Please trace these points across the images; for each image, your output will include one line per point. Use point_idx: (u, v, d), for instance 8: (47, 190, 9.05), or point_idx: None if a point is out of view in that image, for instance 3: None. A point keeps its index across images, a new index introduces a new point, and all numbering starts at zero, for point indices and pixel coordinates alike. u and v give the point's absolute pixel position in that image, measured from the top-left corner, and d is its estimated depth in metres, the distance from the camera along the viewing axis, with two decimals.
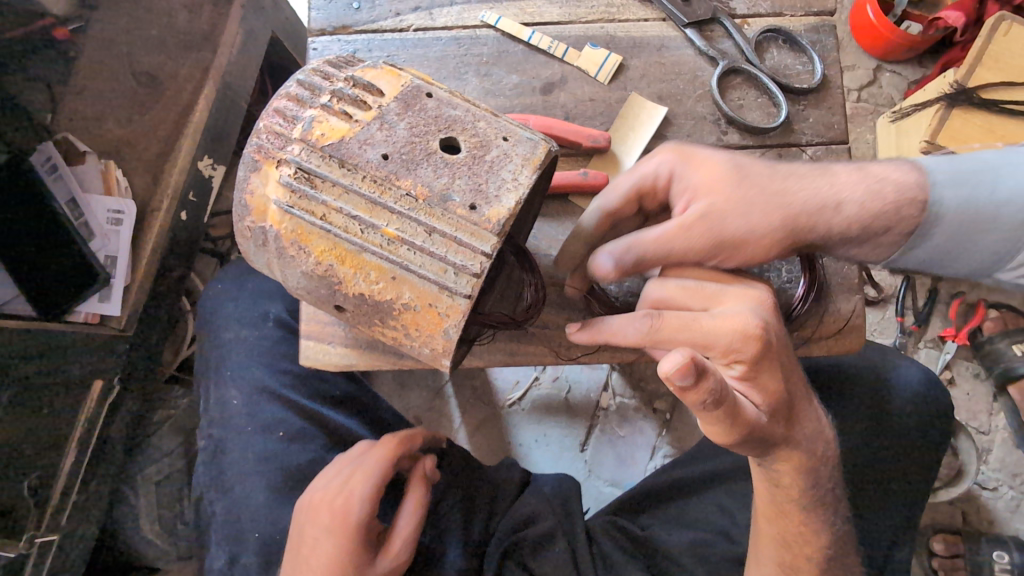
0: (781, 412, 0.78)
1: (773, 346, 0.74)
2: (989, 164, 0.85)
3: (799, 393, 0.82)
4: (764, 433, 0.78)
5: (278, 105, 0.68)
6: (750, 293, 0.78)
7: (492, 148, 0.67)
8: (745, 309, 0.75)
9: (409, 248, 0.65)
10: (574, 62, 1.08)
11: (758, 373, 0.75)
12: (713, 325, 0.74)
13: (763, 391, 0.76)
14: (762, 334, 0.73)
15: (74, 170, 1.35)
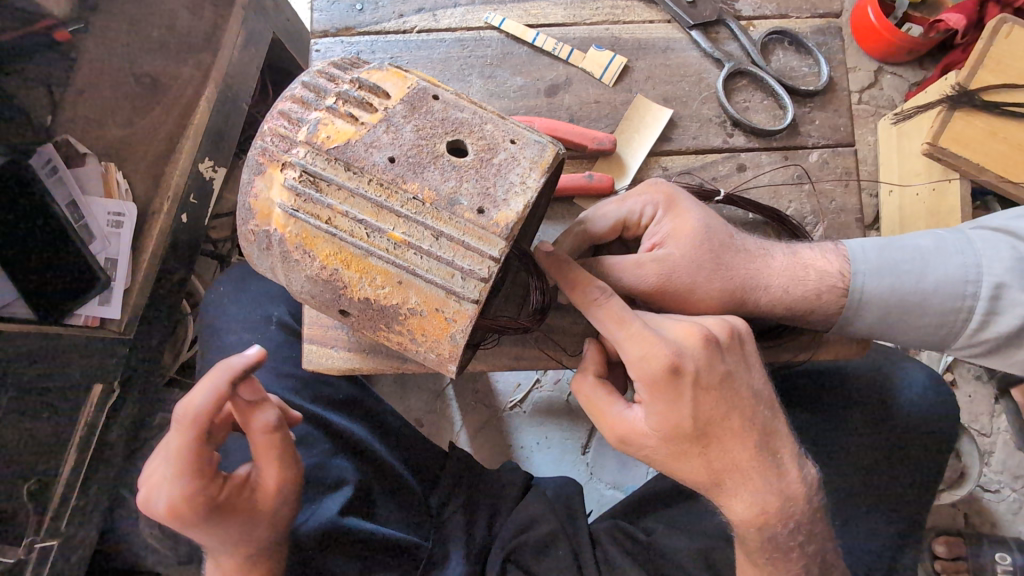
0: (688, 450, 0.79)
1: (679, 381, 0.74)
2: (917, 255, 0.93)
3: (731, 441, 0.78)
4: (662, 449, 0.80)
5: (282, 107, 0.67)
6: (686, 325, 0.76)
7: (499, 151, 0.66)
8: (672, 339, 0.75)
9: (416, 252, 0.64)
10: (578, 64, 1.08)
11: (655, 401, 0.76)
12: (628, 338, 0.75)
13: (658, 421, 0.77)
14: (671, 367, 0.74)
15: (74, 172, 1.34)
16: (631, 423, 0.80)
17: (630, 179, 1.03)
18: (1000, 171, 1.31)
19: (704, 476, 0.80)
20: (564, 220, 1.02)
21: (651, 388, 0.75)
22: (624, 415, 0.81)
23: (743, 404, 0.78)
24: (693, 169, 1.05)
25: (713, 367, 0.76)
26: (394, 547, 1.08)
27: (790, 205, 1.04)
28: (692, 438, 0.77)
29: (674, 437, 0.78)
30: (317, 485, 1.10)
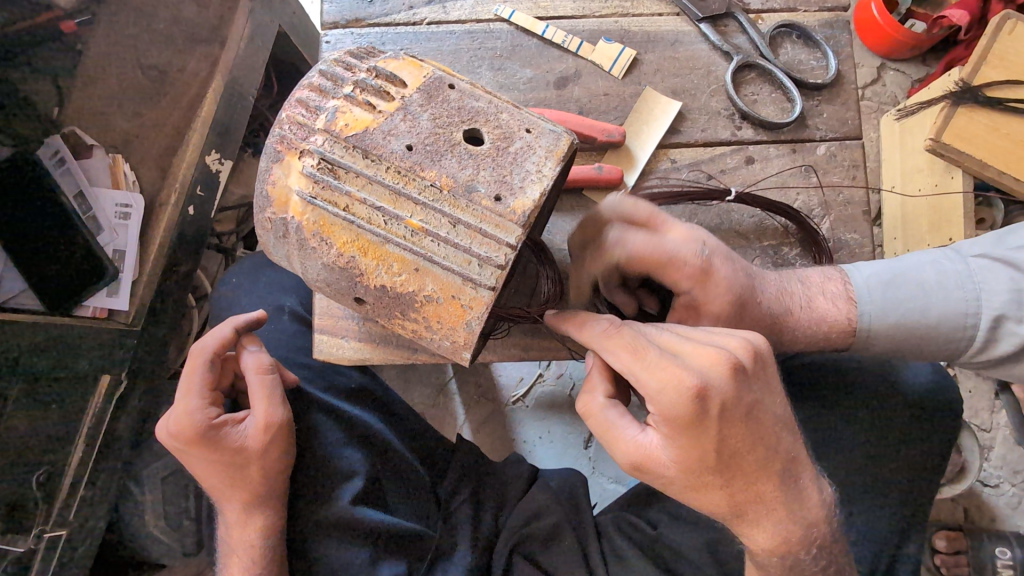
0: (711, 483, 0.75)
1: (706, 415, 0.70)
2: (921, 288, 0.95)
3: (754, 474, 0.75)
4: (686, 485, 0.76)
5: (300, 95, 0.68)
6: (708, 351, 0.73)
7: (515, 140, 0.67)
8: (692, 365, 0.71)
9: (433, 239, 0.64)
10: (588, 57, 1.08)
11: (679, 433, 0.72)
12: (647, 368, 0.72)
13: (683, 455, 0.73)
14: (695, 397, 0.70)
15: (81, 164, 1.35)
16: (649, 451, 0.75)
17: (638, 172, 1.04)
18: (1001, 166, 1.32)
19: (722, 507, 0.78)
20: (573, 212, 1.03)
21: (672, 421, 0.71)
22: (643, 445, 0.76)
23: (765, 437, 0.75)
24: (702, 162, 1.06)
25: (740, 397, 0.72)
26: (408, 535, 1.09)
27: (797, 197, 1.05)
28: (716, 470, 0.74)
29: (698, 470, 0.74)
30: (331, 475, 1.09)
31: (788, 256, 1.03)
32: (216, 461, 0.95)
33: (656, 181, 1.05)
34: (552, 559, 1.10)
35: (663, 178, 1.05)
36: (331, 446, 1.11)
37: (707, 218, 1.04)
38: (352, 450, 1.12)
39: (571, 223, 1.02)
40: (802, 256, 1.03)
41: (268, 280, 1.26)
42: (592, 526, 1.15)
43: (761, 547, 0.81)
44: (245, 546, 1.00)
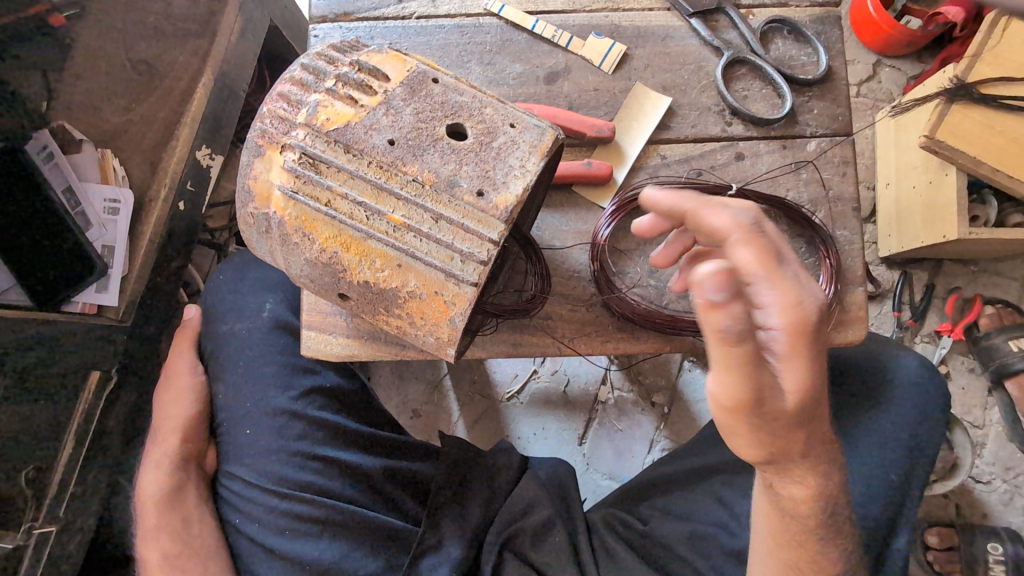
0: (798, 427, 0.66)
1: (825, 334, 0.62)
2: None
3: (818, 422, 0.73)
4: (766, 424, 0.64)
5: (281, 88, 0.66)
6: (817, 277, 0.71)
7: (498, 135, 0.66)
8: (819, 286, 0.64)
9: (416, 234, 0.64)
10: (578, 52, 1.07)
11: (805, 349, 0.60)
12: (785, 279, 0.59)
13: (805, 382, 0.62)
14: (825, 317, 0.62)
15: (71, 160, 1.33)
16: (757, 377, 0.64)
17: (628, 168, 1.03)
18: (996, 163, 1.34)
19: (779, 457, 0.71)
20: (562, 208, 1.02)
21: (805, 339, 0.60)
22: (748, 371, 0.65)
23: (823, 381, 0.75)
24: (692, 158, 1.05)
25: (822, 333, 0.73)
26: (380, 532, 1.10)
27: (787, 193, 1.04)
28: (805, 411, 0.65)
29: (793, 406, 0.63)
30: (301, 482, 1.11)
31: None
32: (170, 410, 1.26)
33: (646, 177, 1.05)
34: (543, 556, 1.10)
35: (652, 174, 1.05)
36: (299, 444, 1.12)
37: None
38: (330, 450, 1.13)
39: (560, 219, 1.02)
40: (806, 250, 1.03)
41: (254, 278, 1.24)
42: (582, 522, 1.15)
43: (794, 497, 0.80)
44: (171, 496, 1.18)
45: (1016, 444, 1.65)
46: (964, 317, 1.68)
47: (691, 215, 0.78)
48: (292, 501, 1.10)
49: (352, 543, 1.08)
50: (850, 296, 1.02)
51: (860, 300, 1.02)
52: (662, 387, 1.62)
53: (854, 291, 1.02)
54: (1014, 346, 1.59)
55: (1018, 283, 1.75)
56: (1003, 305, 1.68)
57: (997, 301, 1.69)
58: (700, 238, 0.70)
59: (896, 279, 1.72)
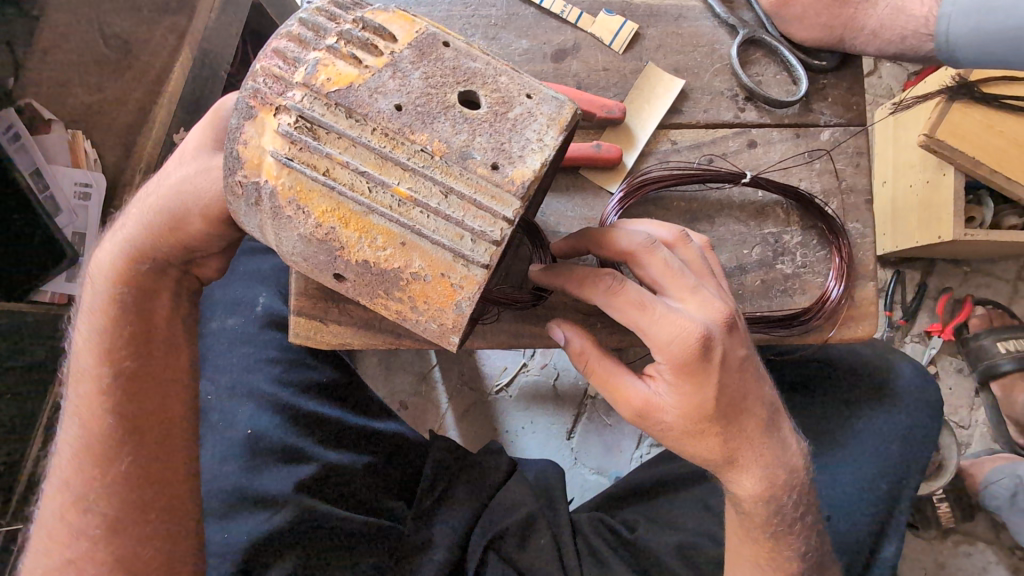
0: (709, 430, 0.76)
1: (712, 361, 0.72)
2: None
3: (746, 418, 0.78)
4: (681, 436, 0.77)
5: (277, 45, 0.60)
6: (711, 303, 0.75)
7: (515, 105, 0.61)
8: (697, 318, 0.72)
9: (422, 210, 0.59)
10: (588, 29, 1.02)
11: (688, 378, 0.72)
12: (654, 321, 0.71)
13: (687, 403, 0.74)
14: (702, 345, 0.71)
15: (38, 140, 1.27)
16: (656, 400, 0.75)
17: (638, 152, 0.99)
18: (993, 164, 1.36)
19: (717, 453, 0.79)
20: (568, 192, 0.98)
21: (684, 369, 0.72)
22: (647, 397, 0.75)
23: (757, 380, 0.79)
24: (703, 144, 1.01)
25: (735, 345, 0.75)
26: (358, 534, 1.02)
27: (800, 183, 1.01)
28: (715, 419, 0.75)
29: (700, 418, 0.75)
30: (281, 480, 1.02)
31: (790, 245, 0.99)
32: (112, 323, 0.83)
33: (655, 163, 1.00)
34: (527, 558, 1.06)
35: (661, 160, 1.00)
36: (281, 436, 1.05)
37: (707, 203, 1.00)
38: (316, 445, 1.07)
39: (566, 204, 0.97)
40: (818, 242, 0.99)
41: (245, 271, 1.20)
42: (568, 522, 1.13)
43: (747, 496, 0.84)
44: (104, 492, 0.80)
45: (999, 445, 1.67)
46: (956, 316, 1.69)
47: (596, 245, 0.79)
48: (266, 494, 1.01)
49: (319, 546, 1.00)
50: (861, 290, 0.99)
51: (870, 295, 0.99)
52: None
53: (865, 285, 0.99)
54: (1002, 347, 1.61)
55: (1008, 284, 1.75)
56: (993, 306, 1.69)
57: (988, 302, 1.70)
58: (593, 282, 0.74)
59: (890, 277, 1.70)
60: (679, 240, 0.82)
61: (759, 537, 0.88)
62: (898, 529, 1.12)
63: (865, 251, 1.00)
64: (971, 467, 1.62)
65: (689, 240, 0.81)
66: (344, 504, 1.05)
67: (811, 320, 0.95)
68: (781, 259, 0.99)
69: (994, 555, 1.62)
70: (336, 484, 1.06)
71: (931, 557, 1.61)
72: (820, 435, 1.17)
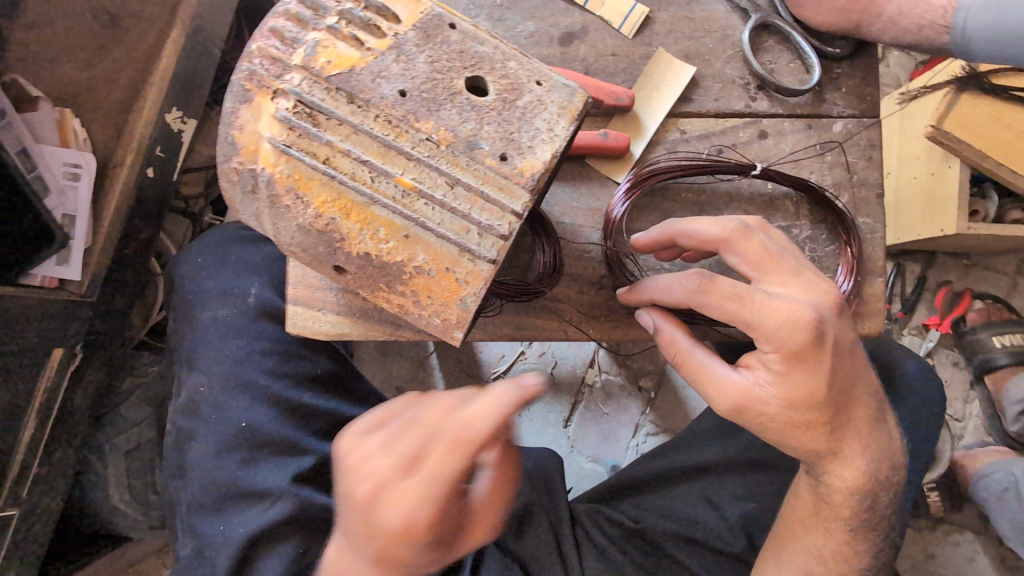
0: (814, 419, 0.77)
1: (823, 344, 0.74)
2: None
3: (852, 405, 0.80)
4: (791, 426, 0.78)
5: (274, 24, 0.57)
6: (812, 285, 0.77)
7: (525, 93, 0.58)
8: (803, 300, 0.75)
9: (427, 202, 0.56)
10: (596, 11, 0.98)
11: (800, 364, 0.74)
12: (759, 310, 0.74)
13: (796, 392, 0.75)
14: (813, 328, 0.73)
15: (25, 118, 1.23)
16: (761, 391, 0.76)
17: (646, 141, 0.96)
18: (1002, 158, 1.34)
19: (822, 441, 0.80)
20: (573, 182, 0.95)
21: (794, 356, 0.74)
22: (752, 389, 0.76)
23: (860, 361, 0.80)
24: (713, 134, 0.98)
25: (843, 328, 0.78)
26: None
27: (811, 175, 0.98)
28: (821, 405, 0.77)
29: (806, 404, 0.76)
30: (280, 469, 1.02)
31: (797, 239, 0.98)
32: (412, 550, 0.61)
33: (663, 152, 0.98)
34: (525, 547, 1.06)
35: (669, 150, 0.98)
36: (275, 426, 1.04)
37: (715, 195, 0.97)
38: (312, 436, 1.06)
39: (569, 193, 0.95)
40: (827, 237, 0.97)
41: (234, 259, 1.15)
42: (566, 513, 1.11)
43: None
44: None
45: (992, 438, 1.68)
46: (954, 310, 1.68)
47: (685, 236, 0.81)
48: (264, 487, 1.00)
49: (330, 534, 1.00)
50: (869, 287, 0.97)
51: (879, 291, 0.97)
52: (652, 372, 1.58)
53: (873, 280, 0.97)
54: (998, 342, 1.61)
55: (1008, 278, 1.74)
56: (991, 301, 1.68)
57: (986, 296, 1.68)
58: (682, 287, 0.77)
59: (890, 270, 1.69)
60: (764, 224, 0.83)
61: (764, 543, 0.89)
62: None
63: (874, 246, 0.98)
64: (965, 459, 1.63)
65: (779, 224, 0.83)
66: None
67: None
68: None
69: (982, 545, 1.63)
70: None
71: (920, 546, 1.63)
72: None
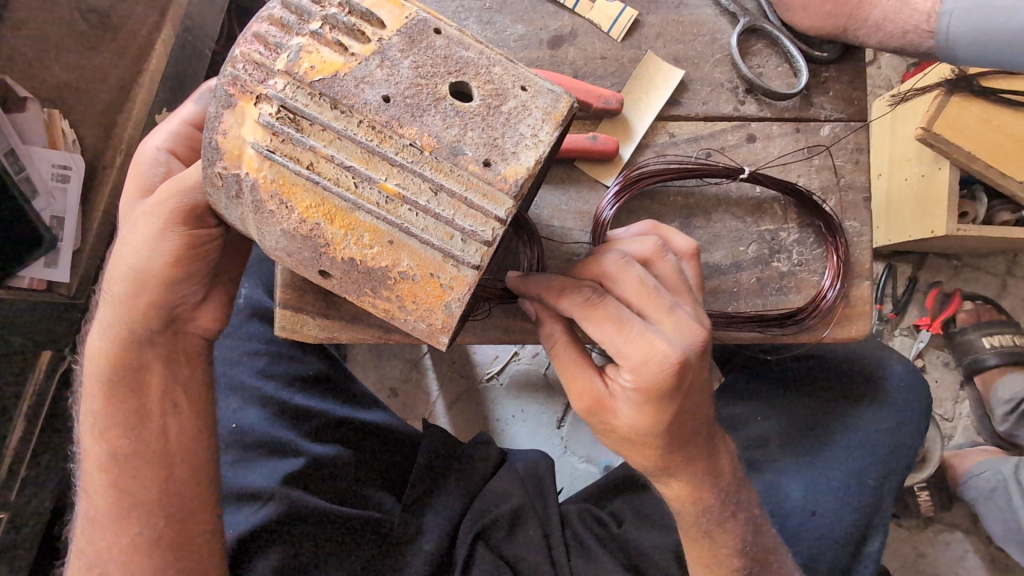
0: (651, 444, 0.75)
1: (681, 387, 0.70)
2: None
3: (693, 439, 0.78)
4: (629, 444, 0.76)
5: (257, 28, 0.56)
6: (687, 326, 0.73)
7: (509, 98, 0.58)
8: (674, 341, 0.70)
9: (411, 208, 0.56)
10: (586, 15, 0.98)
11: (654, 399, 0.70)
12: (627, 340, 0.70)
13: (640, 418, 0.72)
14: (676, 371, 0.69)
15: (12, 118, 1.22)
16: (610, 403, 0.73)
17: (635, 144, 0.97)
18: (988, 159, 1.36)
19: (650, 462, 0.79)
20: (563, 185, 0.95)
21: (649, 390, 0.70)
22: (601, 397, 0.73)
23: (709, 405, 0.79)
24: (701, 137, 0.99)
25: (703, 372, 0.74)
26: (347, 525, 1.00)
27: (799, 179, 0.99)
28: (664, 436, 0.74)
29: (648, 433, 0.74)
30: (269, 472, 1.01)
31: (786, 242, 0.98)
32: (108, 387, 0.83)
33: (652, 156, 0.98)
34: (516, 550, 1.05)
35: (658, 153, 0.98)
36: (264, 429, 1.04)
37: (704, 199, 0.98)
38: (303, 439, 1.06)
39: (559, 197, 0.95)
40: (814, 240, 0.98)
41: None
42: (557, 516, 1.10)
43: (671, 493, 0.85)
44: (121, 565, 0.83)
45: (981, 437, 1.69)
46: (944, 311, 1.69)
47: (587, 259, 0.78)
48: (254, 489, 1.01)
49: (315, 539, 0.98)
50: (856, 289, 0.98)
51: (866, 294, 0.98)
52: None
53: (860, 283, 0.98)
54: (987, 342, 1.62)
55: (997, 279, 1.76)
56: (981, 301, 1.69)
57: (977, 297, 1.69)
58: (569, 293, 0.73)
59: (881, 271, 1.69)
60: (655, 254, 0.79)
61: (699, 538, 0.90)
62: (881, 523, 1.13)
63: (860, 249, 0.99)
64: (954, 459, 1.64)
65: (667, 255, 0.79)
66: (332, 497, 1.04)
67: (806, 318, 0.95)
68: (776, 256, 0.98)
69: (971, 544, 1.65)
70: (326, 477, 1.04)
71: (911, 545, 1.64)
72: (810, 430, 1.16)
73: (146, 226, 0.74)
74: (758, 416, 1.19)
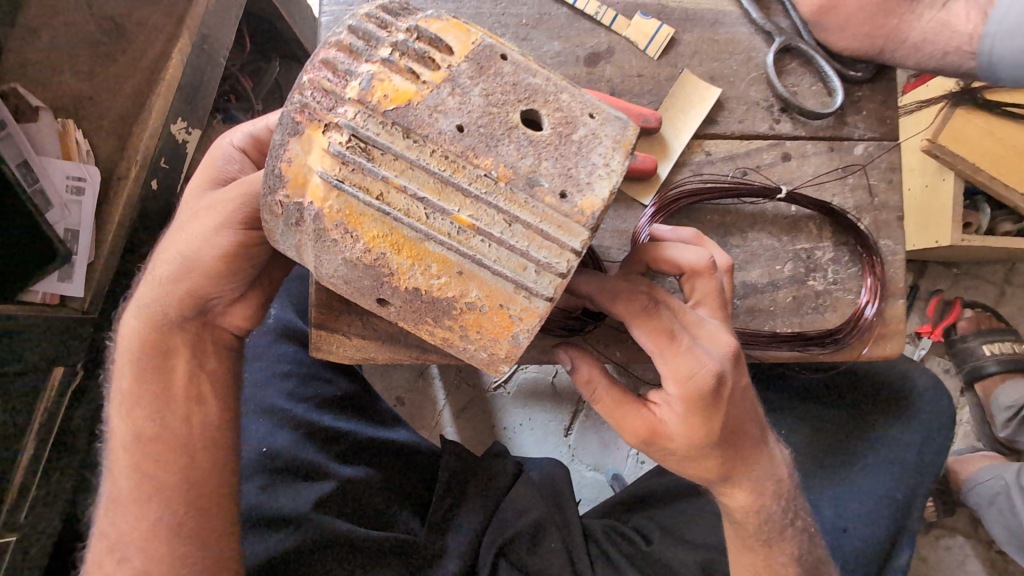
0: (706, 456, 0.75)
1: (721, 397, 0.70)
2: None
3: (742, 442, 0.78)
4: (682, 458, 0.75)
5: (325, 55, 0.55)
6: (721, 337, 0.72)
7: (580, 126, 0.57)
8: (711, 355, 0.70)
9: (483, 239, 0.55)
10: (622, 32, 0.98)
11: (700, 411, 0.70)
12: (670, 357, 0.69)
13: (691, 431, 0.72)
14: (715, 383, 0.69)
15: (24, 127, 1.19)
16: (664, 427, 0.72)
17: (672, 163, 0.96)
18: (993, 171, 1.37)
19: (708, 473, 0.78)
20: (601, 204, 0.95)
21: (695, 403, 0.69)
22: (655, 422, 0.72)
23: (752, 403, 0.79)
24: (737, 156, 0.99)
25: (741, 376, 0.74)
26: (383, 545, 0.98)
27: (833, 199, 0.99)
28: (715, 446, 0.74)
29: (701, 446, 0.73)
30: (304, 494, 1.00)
31: (821, 261, 0.98)
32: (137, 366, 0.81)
33: (689, 174, 0.98)
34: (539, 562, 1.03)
35: (695, 171, 0.98)
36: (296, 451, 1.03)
37: (740, 217, 0.98)
38: (335, 461, 1.04)
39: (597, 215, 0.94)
40: (849, 259, 0.99)
41: None
42: (578, 526, 1.09)
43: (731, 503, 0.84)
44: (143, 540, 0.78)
45: (982, 442, 1.71)
46: (945, 318, 1.71)
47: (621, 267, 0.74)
48: (285, 514, 0.97)
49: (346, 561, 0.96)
50: (891, 309, 0.98)
51: (899, 312, 0.98)
52: None
53: (894, 302, 0.99)
54: (988, 349, 1.65)
55: (996, 286, 1.78)
56: (981, 309, 1.71)
57: (977, 305, 1.71)
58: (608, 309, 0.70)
59: None
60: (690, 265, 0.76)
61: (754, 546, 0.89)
62: (906, 534, 1.14)
63: (892, 269, 0.99)
64: (956, 464, 1.65)
65: (705, 266, 0.76)
66: (363, 518, 1.02)
67: (845, 338, 0.95)
68: (811, 275, 0.98)
69: (973, 548, 1.66)
70: (358, 499, 1.02)
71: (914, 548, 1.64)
72: (834, 444, 1.16)
73: (206, 221, 0.74)
74: (782, 429, 1.20)
